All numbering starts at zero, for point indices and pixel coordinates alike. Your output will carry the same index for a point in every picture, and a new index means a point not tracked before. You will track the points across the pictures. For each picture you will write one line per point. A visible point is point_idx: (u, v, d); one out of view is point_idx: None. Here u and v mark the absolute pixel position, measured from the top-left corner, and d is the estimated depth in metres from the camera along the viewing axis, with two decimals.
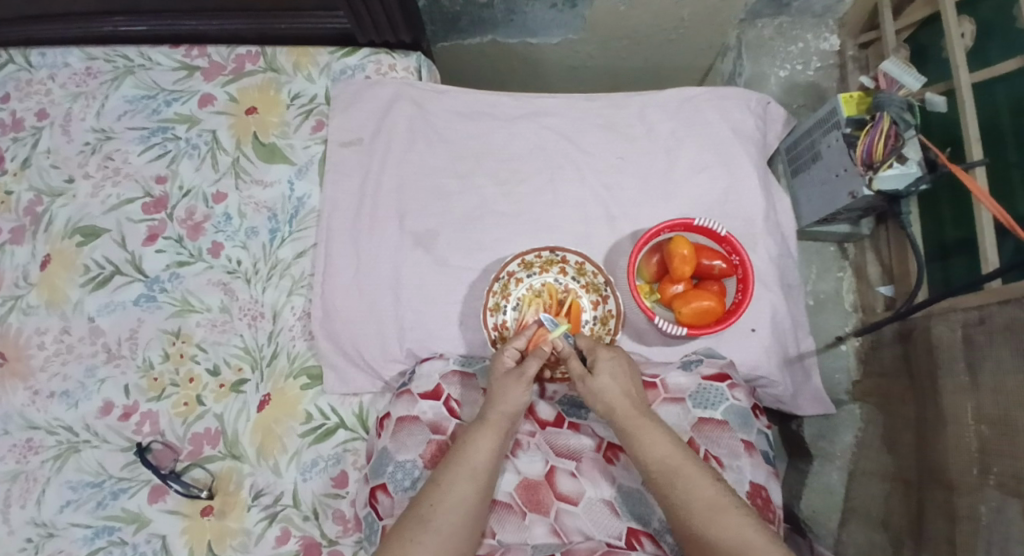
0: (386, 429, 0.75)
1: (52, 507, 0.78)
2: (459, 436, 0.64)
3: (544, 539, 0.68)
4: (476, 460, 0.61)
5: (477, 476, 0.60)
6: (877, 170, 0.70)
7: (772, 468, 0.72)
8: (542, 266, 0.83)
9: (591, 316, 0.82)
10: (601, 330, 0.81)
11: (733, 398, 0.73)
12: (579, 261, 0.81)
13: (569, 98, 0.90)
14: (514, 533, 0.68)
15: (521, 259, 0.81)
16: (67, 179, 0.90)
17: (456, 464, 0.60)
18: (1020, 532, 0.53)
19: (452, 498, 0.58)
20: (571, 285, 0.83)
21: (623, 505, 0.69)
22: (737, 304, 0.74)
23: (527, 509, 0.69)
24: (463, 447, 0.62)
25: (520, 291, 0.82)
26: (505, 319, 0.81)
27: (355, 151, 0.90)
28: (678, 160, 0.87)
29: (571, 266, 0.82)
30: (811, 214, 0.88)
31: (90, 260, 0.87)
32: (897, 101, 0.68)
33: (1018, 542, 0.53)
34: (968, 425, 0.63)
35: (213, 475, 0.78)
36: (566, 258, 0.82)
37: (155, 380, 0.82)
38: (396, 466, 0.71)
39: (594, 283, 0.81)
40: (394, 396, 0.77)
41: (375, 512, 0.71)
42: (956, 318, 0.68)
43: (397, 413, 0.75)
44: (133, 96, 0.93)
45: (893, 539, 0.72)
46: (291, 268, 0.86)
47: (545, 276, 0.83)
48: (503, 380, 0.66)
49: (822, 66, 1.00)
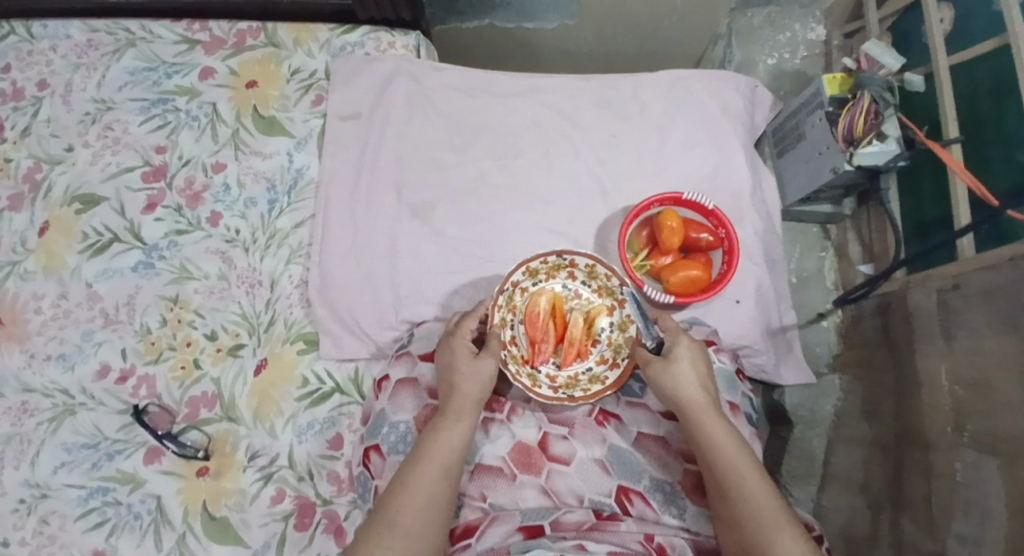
0: (384, 391, 0.77)
1: (47, 469, 0.78)
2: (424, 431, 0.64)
3: (533, 503, 0.70)
4: (444, 456, 0.61)
5: (444, 467, 0.60)
6: (858, 145, 0.74)
7: (755, 429, 0.75)
8: (548, 273, 0.79)
9: (608, 323, 0.79)
10: (618, 339, 0.78)
11: (716, 362, 0.76)
12: (589, 264, 0.78)
13: (564, 79, 0.94)
14: (505, 495, 0.70)
15: (526, 268, 0.77)
16: (67, 147, 0.91)
17: (421, 461, 0.60)
18: (995, 487, 0.55)
19: (414, 500, 0.58)
20: (581, 290, 0.80)
21: (614, 464, 0.72)
22: (723, 275, 0.78)
23: (519, 472, 0.71)
24: (429, 444, 0.62)
25: (523, 302, 0.78)
26: (513, 335, 0.77)
27: (353, 125, 0.92)
28: (669, 138, 0.90)
29: (581, 270, 0.79)
30: (795, 192, 0.91)
31: (89, 227, 0.88)
32: (878, 81, 0.72)
33: (994, 498, 0.55)
34: (944, 386, 0.66)
35: (209, 437, 0.80)
36: (574, 263, 0.78)
37: (152, 344, 0.83)
38: (391, 428, 0.73)
39: (608, 286, 0.78)
40: (393, 358, 0.79)
41: (369, 470, 0.73)
42: (932, 284, 0.72)
43: (396, 376, 0.76)
44: (134, 68, 0.94)
45: (871, 502, 0.75)
46: (290, 237, 0.88)
47: (553, 282, 0.79)
48: (466, 369, 0.66)
49: (808, 55, 1.04)
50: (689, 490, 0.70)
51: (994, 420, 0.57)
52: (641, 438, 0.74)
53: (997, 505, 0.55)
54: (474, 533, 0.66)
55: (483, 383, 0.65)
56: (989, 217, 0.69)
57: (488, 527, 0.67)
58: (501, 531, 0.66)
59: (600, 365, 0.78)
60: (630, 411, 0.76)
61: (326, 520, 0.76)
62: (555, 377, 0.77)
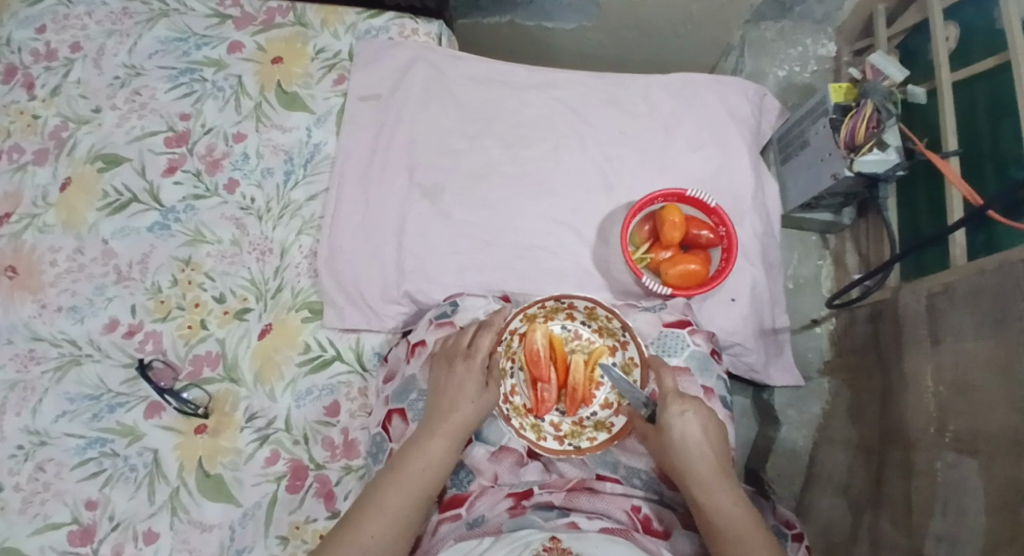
0: (416, 355, 0.78)
1: (49, 416, 0.80)
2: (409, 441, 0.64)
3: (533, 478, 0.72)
4: (428, 461, 0.61)
5: (421, 480, 0.59)
6: (858, 153, 0.76)
7: (728, 413, 0.74)
8: (548, 315, 0.80)
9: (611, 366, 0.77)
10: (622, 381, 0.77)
11: (693, 344, 0.76)
12: (589, 306, 0.78)
13: (579, 75, 0.97)
14: (510, 473, 0.72)
15: (524, 314, 0.78)
16: (94, 109, 0.94)
17: (405, 465, 0.60)
18: (972, 484, 0.57)
19: (387, 510, 0.57)
20: (581, 332, 0.80)
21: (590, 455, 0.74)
22: (720, 271, 0.79)
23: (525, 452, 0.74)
24: (416, 448, 0.62)
25: (521, 347, 0.78)
26: (513, 383, 0.78)
27: (371, 105, 0.94)
28: (677, 139, 0.92)
29: (580, 311, 0.80)
30: (796, 198, 0.93)
31: (110, 186, 0.90)
32: (882, 91, 0.73)
33: (969, 494, 0.57)
34: (928, 387, 0.68)
35: (210, 395, 0.81)
36: (573, 305, 0.79)
37: (162, 302, 0.86)
38: (420, 395, 0.75)
39: (609, 327, 0.78)
40: (428, 324, 0.80)
41: (387, 432, 0.75)
42: (923, 287, 0.73)
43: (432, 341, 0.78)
44: (165, 38, 0.98)
45: (852, 504, 0.76)
46: (302, 209, 0.90)
47: (552, 324, 0.80)
48: (459, 381, 0.68)
49: (818, 69, 1.07)
50: (661, 478, 0.70)
51: (975, 419, 0.59)
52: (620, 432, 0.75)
53: (973, 501, 0.56)
54: (463, 503, 0.67)
55: (484, 411, 0.68)
56: (983, 230, 0.71)
57: (478, 499, 0.68)
58: (489, 500, 0.67)
59: (605, 409, 0.76)
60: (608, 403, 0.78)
61: (317, 484, 0.78)
62: (560, 424, 0.76)
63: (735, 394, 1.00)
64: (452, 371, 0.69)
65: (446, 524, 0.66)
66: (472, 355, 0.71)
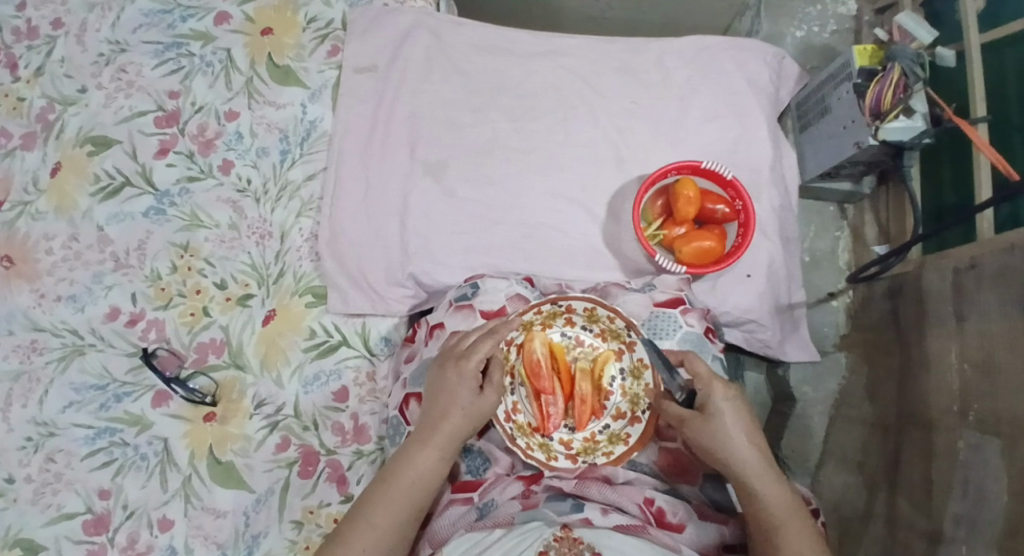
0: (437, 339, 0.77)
1: (54, 407, 0.79)
2: (402, 448, 0.62)
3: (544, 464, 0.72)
4: (412, 475, 0.59)
5: (406, 496, 0.58)
6: (883, 120, 0.72)
7: None
8: (546, 322, 0.76)
9: (619, 372, 0.75)
10: (633, 388, 0.74)
11: (687, 325, 0.74)
12: (589, 308, 0.75)
13: (586, 41, 0.92)
14: (523, 461, 0.71)
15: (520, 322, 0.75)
16: (80, 88, 0.90)
17: (393, 478, 0.59)
18: (992, 467, 0.56)
19: (375, 526, 0.56)
20: (583, 337, 0.76)
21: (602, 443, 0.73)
22: (737, 247, 0.77)
23: None
24: (403, 461, 0.60)
25: (519, 359, 0.74)
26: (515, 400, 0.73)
27: (368, 78, 0.90)
28: (691, 108, 0.88)
29: (580, 315, 0.76)
30: (815, 167, 0.89)
31: (101, 169, 0.87)
32: (910, 54, 0.69)
33: (990, 476, 0.55)
34: (952, 367, 0.65)
35: (217, 383, 0.81)
36: (572, 308, 0.75)
37: (162, 290, 0.84)
38: None
39: (612, 330, 0.75)
40: (450, 307, 0.78)
41: (404, 416, 0.74)
42: (948, 266, 0.70)
43: (453, 325, 0.77)
44: (150, 10, 0.94)
45: (867, 481, 0.76)
46: (301, 190, 0.87)
47: (551, 331, 0.76)
48: (452, 388, 0.64)
49: (838, 29, 1.01)
50: (667, 470, 0.71)
51: (997, 403, 0.57)
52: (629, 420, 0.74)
53: (994, 484, 0.55)
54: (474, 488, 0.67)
55: (478, 416, 0.63)
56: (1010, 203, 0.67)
57: (491, 485, 0.68)
58: (501, 489, 0.66)
59: (617, 421, 0.73)
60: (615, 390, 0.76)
61: (329, 469, 0.78)
62: (571, 442, 0.73)
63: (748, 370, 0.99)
64: (445, 376, 0.65)
65: (456, 506, 0.66)
66: (465, 359, 0.65)
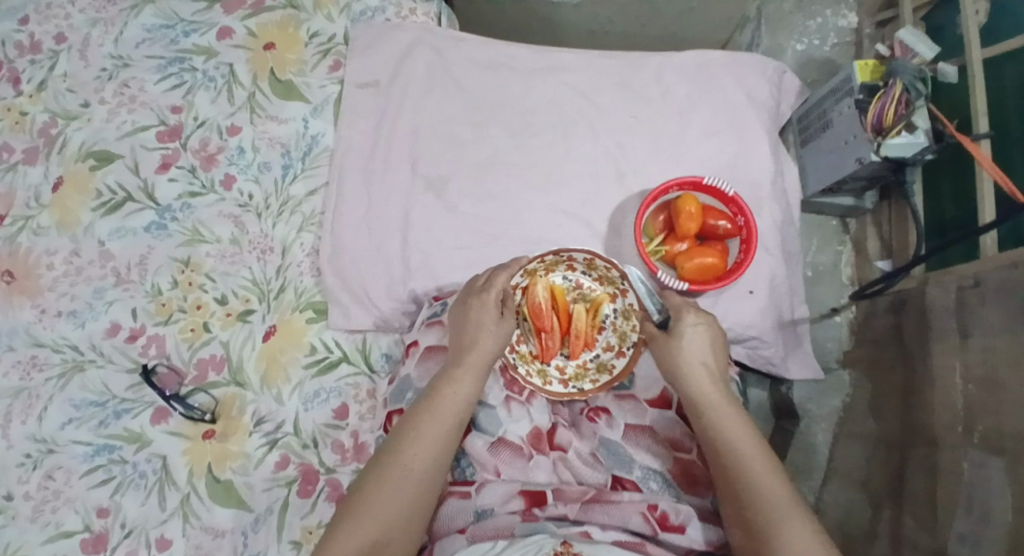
0: (411, 356, 0.76)
1: (54, 424, 0.79)
2: (431, 384, 0.64)
3: (543, 478, 0.70)
4: (454, 396, 0.62)
5: (452, 411, 0.61)
6: (886, 137, 0.71)
7: None
8: (547, 266, 0.80)
9: (613, 311, 0.79)
10: (623, 326, 0.78)
11: None
12: (587, 258, 0.79)
13: (586, 56, 0.91)
14: (516, 470, 0.69)
15: (524, 269, 0.78)
16: (83, 103, 0.90)
17: (435, 398, 0.61)
18: (997, 487, 0.54)
19: (425, 436, 0.58)
20: (581, 280, 0.80)
21: (605, 454, 0.71)
22: (738, 264, 0.76)
23: (534, 452, 0.72)
24: (440, 384, 0.63)
25: (524, 300, 0.77)
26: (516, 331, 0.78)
27: (370, 93, 0.90)
28: (691, 125, 0.87)
29: (580, 262, 0.80)
30: (817, 183, 0.87)
31: (102, 185, 0.87)
32: (911, 69, 0.68)
33: (993, 495, 0.54)
34: (956, 384, 0.64)
35: (217, 399, 0.80)
36: (573, 257, 0.79)
37: (163, 305, 0.83)
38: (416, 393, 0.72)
39: (608, 276, 0.79)
40: (422, 325, 0.78)
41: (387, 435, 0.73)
42: (952, 283, 0.69)
43: (425, 342, 0.76)
44: (153, 25, 0.94)
45: (871, 499, 0.74)
46: (302, 205, 0.87)
47: (552, 275, 0.80)
48: (479, 320, 0.69)
49: (838, 42, 1.01)
50: (679, 479, 0.68)
51: (1001, 420, 0.56)
52: (629, 431, 0.73)
53: (999, 504, 0.53)
54: (474, 486, 0.66)
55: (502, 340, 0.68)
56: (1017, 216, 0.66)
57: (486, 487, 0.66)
58: (501, 493, 0.65)
59: (607, 352, 0.78)
60: (618, 404, 0.75)
61: (328, 488, 0.76)
62: (564, 368, 0.78)
63: (752, 386, 0.98)
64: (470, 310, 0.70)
65: (454, 500, 0.65)
66: (488, 291, 0.71)
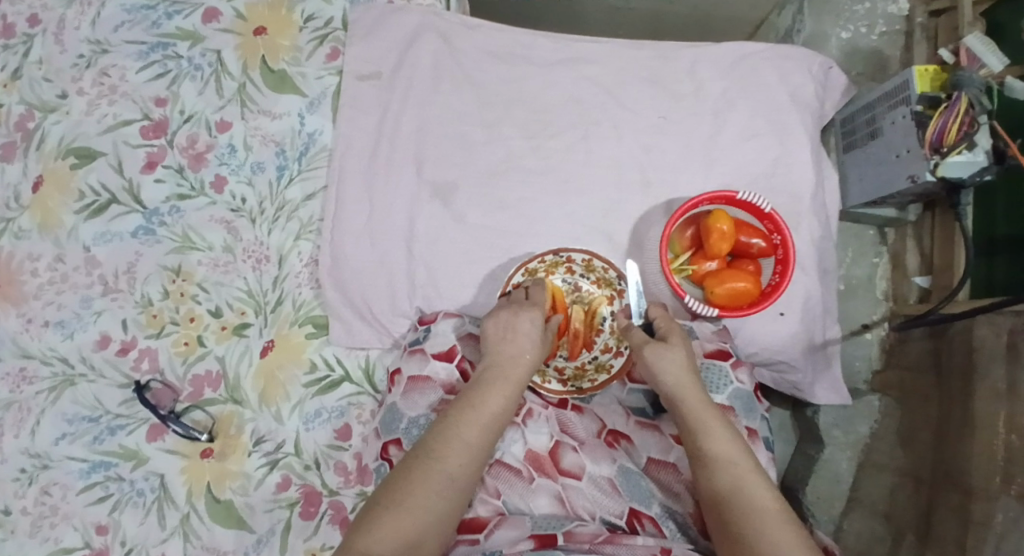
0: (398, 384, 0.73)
1: (48, 438, 0.74)
2: (469, 388, 0.60)
3: (547, 508, 0.65)
4: (492, 407, 0.57)
5: (492, 423, 0.57)
6: (945, 155, 0.64)
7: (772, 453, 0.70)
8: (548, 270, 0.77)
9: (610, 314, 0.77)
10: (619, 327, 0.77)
11: (738, 381, 0.71)
12: (587, 258, 0.76)
13: (612, 47, 0.84)
14: (520, 499, 0.65)
15: (525, 269, 0.76)
16: (60, 94, 0.83)
17: (471, 408, 0.57)
18: None
19: (469, 443, 0.54)
20: (580, 285, 0.77)
21: (623, 484, 0.66)
22: (775, 286, 0.70)
23: (535, 475, 0.67)
24: (477, 393, 0.59)
25: None
26: None
27: (372, 85, 0.83)
28: (726, 127, 0.80)
29: (579, 264, 0.77)
30: (860, 195, 0.81)
31: (85, 185, 0.81)
32: (978, 82, 0.61)
33: None
34: (999, 433, 0.60)
35: (213, 418, 0.76)
36: (572, 258, 0.76)
37: (154, 316, 0.78)
38: (409, 422, 0.69)
39: (606, 278, 0.77)
40: (405, 352, 0.74)
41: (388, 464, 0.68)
42: (1004, 322, 0.64)
43: (408, 371, 0.72)
44: (131, 6, 0.86)
45: (893, 532, 0.71)
46: (299, 210, 0.81)
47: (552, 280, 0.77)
48: (519, 334, 0.65)
49: (887, 31, 0.91)
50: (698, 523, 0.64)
51: None
52: (651, 464, 0.69)
53: None
54: (482, 529, 0.61)
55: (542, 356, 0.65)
56: None
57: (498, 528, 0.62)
58: (510, 535, 0.61)
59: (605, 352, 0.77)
60: (640, 433, 0.72)
61: (331, 511, 0.73)
62: (563, 368, 0.77)
63: None
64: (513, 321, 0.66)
65: (463, 548, 0.60)
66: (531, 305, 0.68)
